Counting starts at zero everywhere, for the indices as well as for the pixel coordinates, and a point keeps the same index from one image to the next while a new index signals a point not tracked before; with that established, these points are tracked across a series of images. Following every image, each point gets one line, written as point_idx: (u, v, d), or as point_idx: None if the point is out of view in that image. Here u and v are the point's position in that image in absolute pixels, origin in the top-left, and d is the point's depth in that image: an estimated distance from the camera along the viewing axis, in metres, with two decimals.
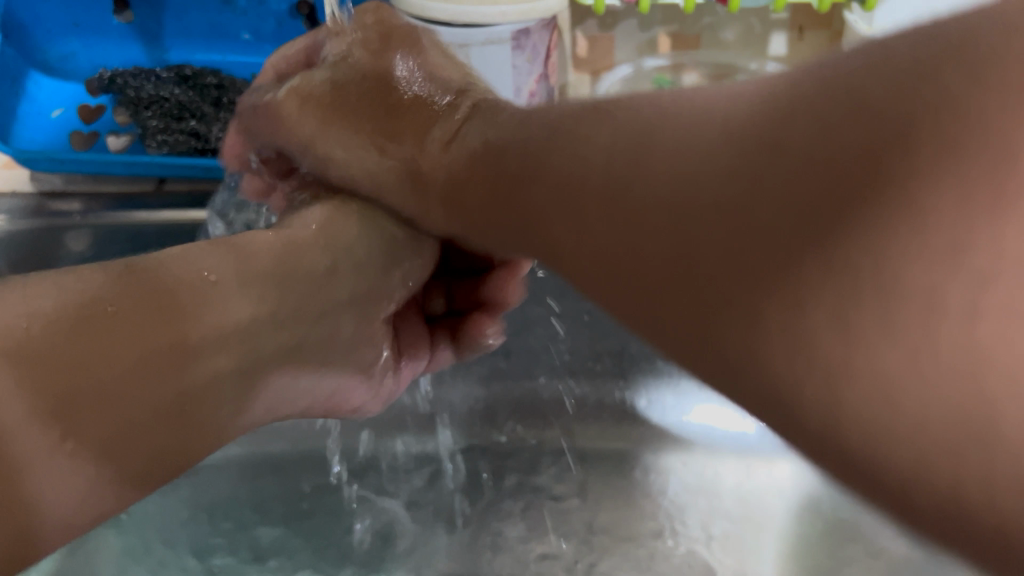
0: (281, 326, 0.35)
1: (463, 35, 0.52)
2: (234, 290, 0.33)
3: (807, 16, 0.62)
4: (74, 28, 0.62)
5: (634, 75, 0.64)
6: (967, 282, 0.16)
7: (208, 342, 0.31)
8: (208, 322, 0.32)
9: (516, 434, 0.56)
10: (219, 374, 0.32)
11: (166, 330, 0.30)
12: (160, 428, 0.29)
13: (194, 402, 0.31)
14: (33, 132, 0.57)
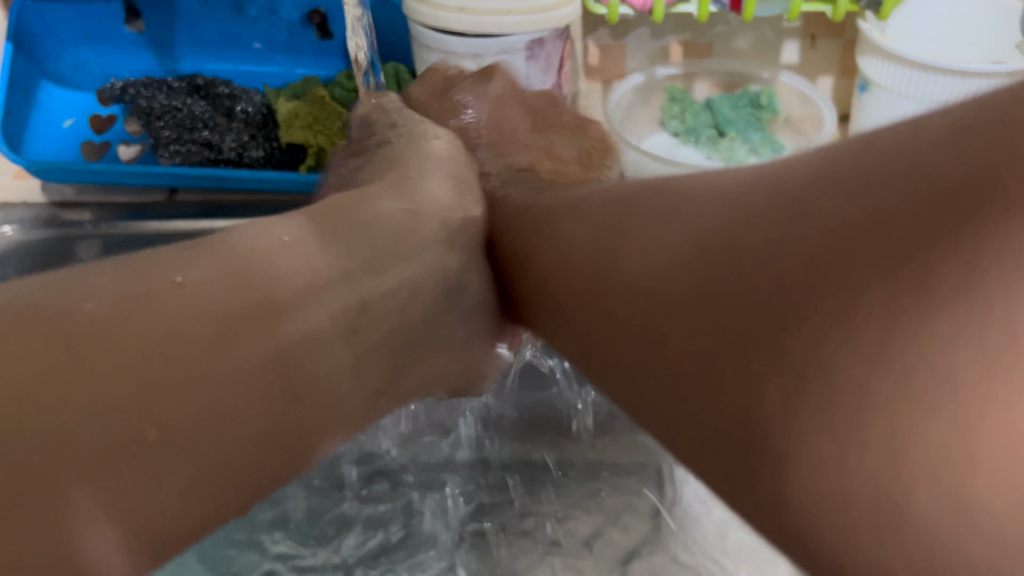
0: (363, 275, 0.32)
1: (479, 45, 0.52)
2: (290, 243, 0.31)
3: (820, 24, 0.62)
4: (86, 38, 0.61)
5: (645, 84, 0.64)
6: (967, 430, 0.18)
7: (294, 313, 0.29)
8: (281, 278, 0.29)
9: (506, 449, 0.52)
10: (313, 331, 0.29)
11: (245, 298, 0.28)
12: (233, 436, 0.26)
13: (288, 376, 0.28)
14: (44, 141, 0.58)
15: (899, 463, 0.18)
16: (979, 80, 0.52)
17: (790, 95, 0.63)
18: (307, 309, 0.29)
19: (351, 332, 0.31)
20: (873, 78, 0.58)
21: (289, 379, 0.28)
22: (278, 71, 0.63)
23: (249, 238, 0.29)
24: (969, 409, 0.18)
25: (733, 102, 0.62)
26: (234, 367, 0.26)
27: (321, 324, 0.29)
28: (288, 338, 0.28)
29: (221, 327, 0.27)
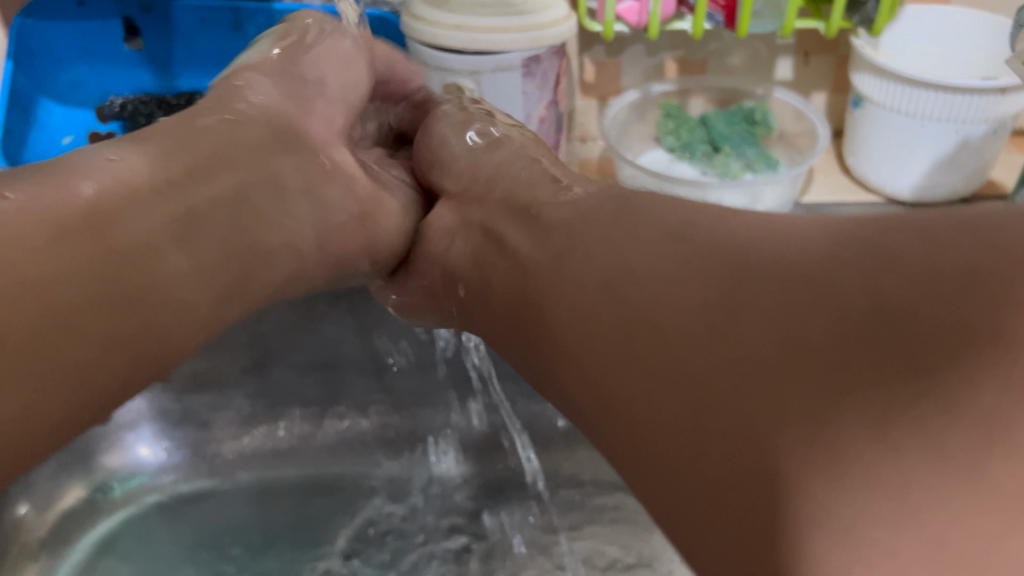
0: (207, 173, 0.32)
1: (475, 62, 0.53)
2: (133, 151, 0.31)
3: (813, 41, 0.62)
4: (84, 56, 0.61)
5: (641, 100, 0.64)
6: (901, 421, 0.18)
7: (123, 204, 0.29)
8: (111, 173, 0.29)
9: (462, 447, 0.59)
10: (150, 232, 0.29)
11: (70, 200, 0.27)
12: (103, 319, 0.26)
13: (123, 260, 0.28)
14: (41, 158, 0.59)
15: (848, 450, 0.18)
16: (970, 95, 0.53)
17: (786, 112, 0.63)
18: (135, 207, 0.29)
19: (184, 233, 0.30)
20: (867, 94, 0.58)
21: (117, 270, 0.27)
22: None
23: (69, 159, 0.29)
24: (965, 401, 0.17)
25: (727, 117, 0.62)
26: (81, 257, 0.26)
27: (159, 224, 0.29)
28: (134, 231, 0.28)
29: (67, 222, 0.27)
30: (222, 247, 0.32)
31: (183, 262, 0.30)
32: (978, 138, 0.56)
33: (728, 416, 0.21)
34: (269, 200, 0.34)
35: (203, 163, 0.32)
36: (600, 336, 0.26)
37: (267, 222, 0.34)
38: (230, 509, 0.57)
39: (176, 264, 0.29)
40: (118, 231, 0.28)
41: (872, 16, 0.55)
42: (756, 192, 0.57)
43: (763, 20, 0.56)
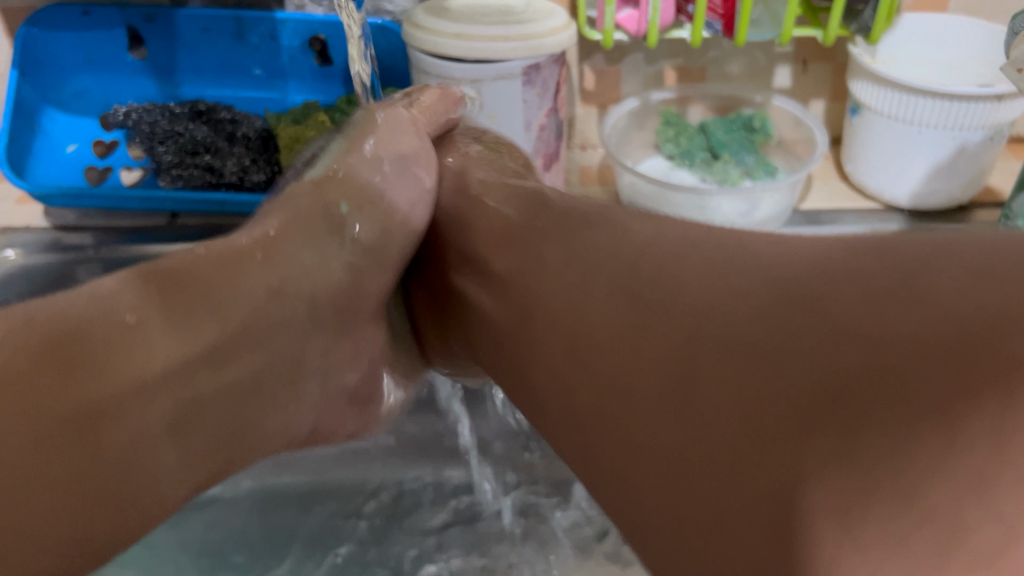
0: (216, 363, 0.32)
1: (476, 70, 0.53)
2: (160, 332, 0.30)
3: (811, 49, 0.63)
4: (87, 65, 0.62)
5: (640, 108, 0.65)
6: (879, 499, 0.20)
7: (126, 395, 0.29)
8: (130, 365, 0.29)
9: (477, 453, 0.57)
10: (146, 429, 0.29)
11: (74, 392, 0.27)
12: (86, 517, 0.27)
13: (112, 462, 0.28)
14: (47, 168, 0.59)
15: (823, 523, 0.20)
16: (968, 103, 0.53)
17: (783, 119, 0.64)
18: (140, 404, 0.29)
19: (180, 424, 0.31)
20: (865, 102, 0.59)
21: (101, 471, 0.27)
22: (280, 97, 0.64)
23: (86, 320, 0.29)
24: (931, 490, 0.19)
25: (726, 125, 0.63)
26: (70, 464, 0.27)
27: (158, 420, 0.29)
28: (131, 429, 0.29)
29: (60, 416, 0.27)
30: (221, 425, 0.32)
31: (174, 459, 0.30)
32: (975, 145, 0.56)
33: (727, 471, 0.23)
34: (281, 387, 0.35)
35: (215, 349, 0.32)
36: (611, 375, 0.28)
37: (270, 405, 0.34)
38: (234, 516, 0.57)
39: (166, 460, 0.30)
40: (115, 428, 0.28)
41: (869, 23, 0.56)
42: (756, 199, 0.57)
43: (761, 28, 0.57)
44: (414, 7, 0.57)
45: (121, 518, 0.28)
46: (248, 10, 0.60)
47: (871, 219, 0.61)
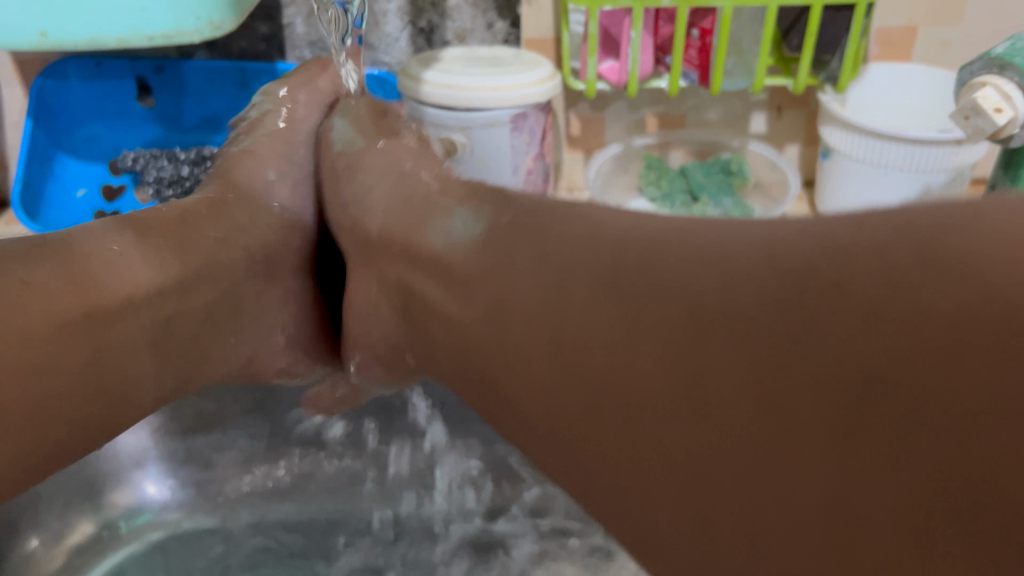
0: (186, 289, 0.38)
1: (465, 118, 0.57)
2: (137, 254, 0.37)
3: (785, 96, 0.66)
4: (99, 113, 0.65)
5: (623, 153, 0.68)
6: None
7: (119, 307, 0.35)
8: (124, 282, 0.36)
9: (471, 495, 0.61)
10: (134, 334, 0.36)
11: (80, 294, 0.34)
12: (83, 394, 0.33)
13: (105, 362, 0.34)
14: (59, 211, 0.63)
15: None
16: (930, 146, 0.56)
17: (760, 163, 0.67)
18: (128, 314, 0.35)
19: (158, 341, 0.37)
20: (834, 146, 0.62)
21: (98, 361, 0.34)
22: None
23: (84, 246, 0.35)
24: None
25: (705, 168, 0.66)
26: (75, 355, 0.33)
27: (142, 328, 0.36)
28: (120, 333, 0.35)
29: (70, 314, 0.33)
30: (189, 346, 0.39)
31: (150, 364, 0.37)
32: (939, 187, 0.59)
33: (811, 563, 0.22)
34: (225, 322, 0.41)
35: (188, 278, 0.38)
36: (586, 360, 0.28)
37: (218, 342, 0.41)
38: (235, 548, 0.59)
39: (144, 366, 0.36)
40: (112, 329, 0.35)
41: (837, 73, 0.59)
42: None
43: (735, 77, 0.61)
44: (409, 60, 0.60)
45: (110, 409, 0.35)
46: (251, 62, 0.64)
47: None
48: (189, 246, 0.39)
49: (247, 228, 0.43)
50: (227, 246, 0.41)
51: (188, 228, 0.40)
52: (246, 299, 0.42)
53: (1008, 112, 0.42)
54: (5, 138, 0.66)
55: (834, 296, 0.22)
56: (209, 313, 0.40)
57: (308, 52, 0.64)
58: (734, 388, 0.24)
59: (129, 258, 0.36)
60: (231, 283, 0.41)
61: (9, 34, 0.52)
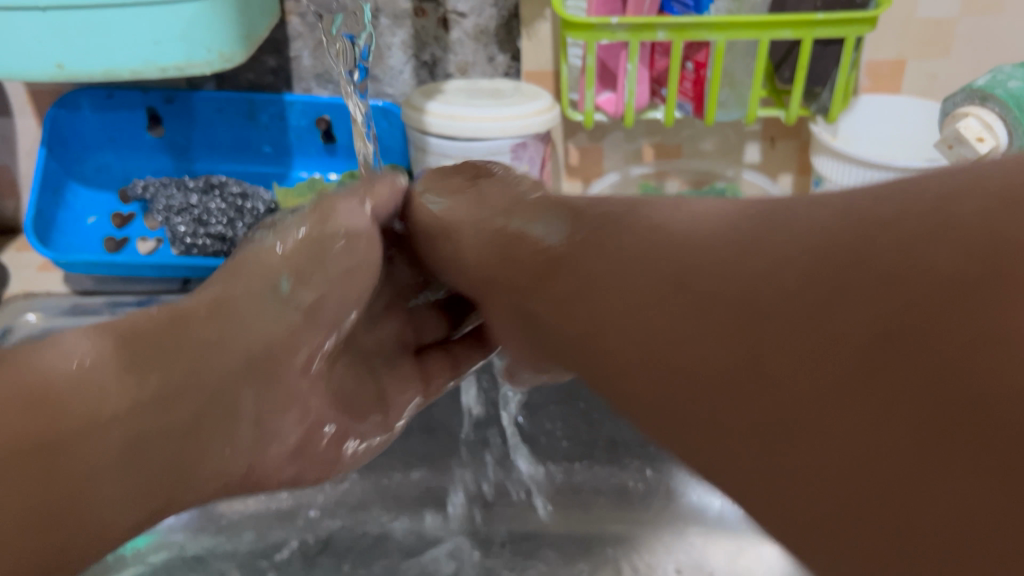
0: (167, 404, 0.34)
1: (467, 148, 0.58)
2: (110, 373, 0.33)
3: (778, 127, 0.68)
4: (110, 143, 0.67)
5: (621, 182, 0.70)
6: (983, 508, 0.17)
7: (84, 432, 0.31)
8: (91, 405, 0.32)
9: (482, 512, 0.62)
10: (102, 460, 0.31)
11: (42, 422, 0.29)
12: (33, 532, 0.28)
13: (67, 493, 0.30)
14: (70, 237, 0.64)
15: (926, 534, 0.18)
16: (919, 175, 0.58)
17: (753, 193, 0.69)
18: (96, 438, 0.31)
19: (128, 465, 0.32)
20: (826, 174, 0.64)
21: (54, 500, 0.29)
22: (287, 173, 0.69)
23: (47, 368, 0.31)
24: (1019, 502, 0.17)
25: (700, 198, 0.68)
26: (31, 491, 0.28)
27: (112, 453, 0.32)
28: (89, 460, 0.31)
29: (28, 448, 0.29)
30: (160, 465, 0.34)
31: (118, 493, 0.32)
32: None
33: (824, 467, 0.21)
34: (216, 434, 0.37)
35: (169, 394, 0.34)
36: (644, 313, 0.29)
37: (206, 459, 0.36)
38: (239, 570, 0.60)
39: (112, 494, 0.31)
40: (79, 459, 0.30)
41: (828, 105, 0.61)
42: None
43: (729, 109, 0.62)
44: (412, 91, 0.62)
45: (62, 552, 0.29)
46: (259, 93, 0.66)
47: None
48: (167, 355, 0.35)
49: (251, 320, 0.39)
50: (220, 350, 0.37)
51: (172, 335, 0.36)
52: (243, 405, 0.38)
53: (990, 140, 0.44)
54: (18, 166, 0.68)
55: (871, 225, 0.22)
56: (191, 423, 0.35)
57: (314, 84, 0.66)
58: (773, 319, 0.23)
59: (96, 379, 0.32)
60: (218, 391, 0.37)
61: (26, 66, 0.54)
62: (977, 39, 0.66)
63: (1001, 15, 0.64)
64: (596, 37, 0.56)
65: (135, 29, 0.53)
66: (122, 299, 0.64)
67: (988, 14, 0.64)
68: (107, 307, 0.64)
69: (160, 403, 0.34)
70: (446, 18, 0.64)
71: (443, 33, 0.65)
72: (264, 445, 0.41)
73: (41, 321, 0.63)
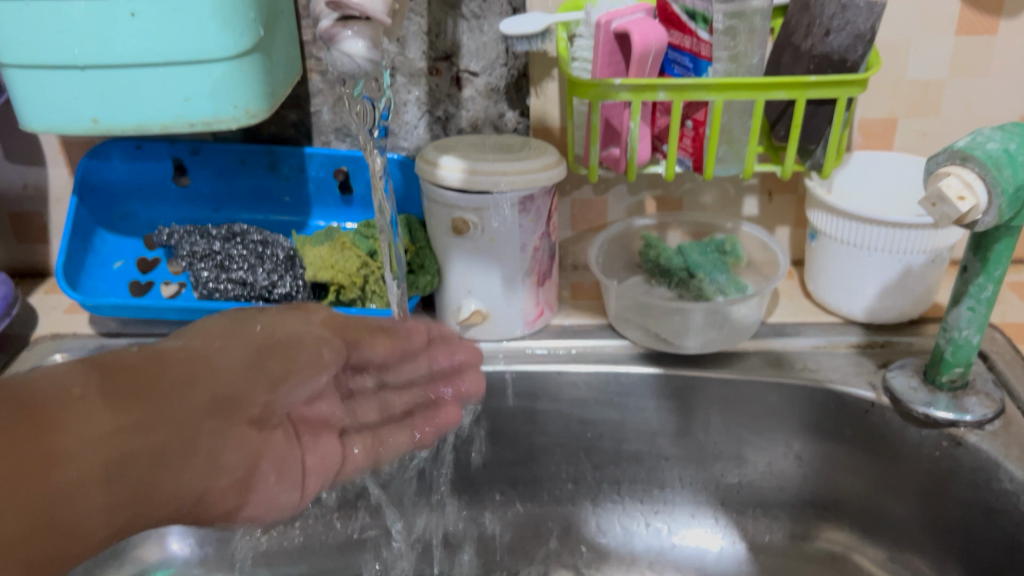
0: (141, 428, 0.44)
1: (478, 200, 0.61)
2: (100, 407, 0.43)
3: (775, 181, 0.72)
4: (137, 192, 0.70)
5: (625, 232, 0.73)
6: None
7: (70, 449, 0.41)
8: (76, 429, 0.42)
9: (477, 559, 0.69)
10: (84, 468, 0.41)
11: (33, 438, 0.40)
12: (17, 518, 0.38)
13: (55, 497, 0.39)
14: (98, 280, 0.67)
15: None
16: (908, 229, 0.61)
17: (753, 244, 0.71)
18: (80, 451, 0.41)
19: (108, 476, 0.42)
20: (821, 228, 0.66)
21: (45, 494, 0.39)
22: (306, 221, 0.72)
23: (48, 390, 0.42)
24: None
25: (701, 248, 0.70)
26: (21, 485, 0.38)
27: (93, 463, 0.41)
28: (69, 471, 0.40)
29: (22, 453, 0.39)
30: (134, 482, 0.43)
31: (97, 499, 0.41)
32: (919, 266, 0.63)
33: None
34: (183, 460, 0.45)
35: (141, 420, 0.44)
36: None
37: (184, 475, 0.44)
38: None
39: (92, 501, 0.41)
40: (61, 469, 0.40)
41: (821, 160, 0.64)
42: (726, 312, 0.63)
43: (727, 164, 0.65)
44: (426, 146, 0.65)
45: (49, 540, 0.39)
46: (281, 146, 0.69)
47: (831, 331, 0.68)
48: (139, 394, 0.45)
49: (226, 370, 0.49)
50: (193, 389, 0.47)
51: (153, 381, 0.46)
52: (206, 436, 0.46)
53: (970, 198, 0.46)
54: (49, 214, 0.72)
55: None
56: (157, 448, 0.44)
57: (332, 137, 0.70)
58: None
59: (86, 404, 0.43)
60: (188, 416, 0.46)
61: (64, 121, 0.58)
62: (965, 100, 0.69)
63: (987, 77, 0.68)
64: (601, 96, 0.59)
65: (168, 87, 0.56)
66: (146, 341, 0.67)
67: (974, 76, 0.68)
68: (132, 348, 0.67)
69: (136, 427, 0.44)
70: (459, 76, 0.67)
71: (456, 91, 0.68)
72: (218, 475, 0.46)
73: (68, 361, 0.66)
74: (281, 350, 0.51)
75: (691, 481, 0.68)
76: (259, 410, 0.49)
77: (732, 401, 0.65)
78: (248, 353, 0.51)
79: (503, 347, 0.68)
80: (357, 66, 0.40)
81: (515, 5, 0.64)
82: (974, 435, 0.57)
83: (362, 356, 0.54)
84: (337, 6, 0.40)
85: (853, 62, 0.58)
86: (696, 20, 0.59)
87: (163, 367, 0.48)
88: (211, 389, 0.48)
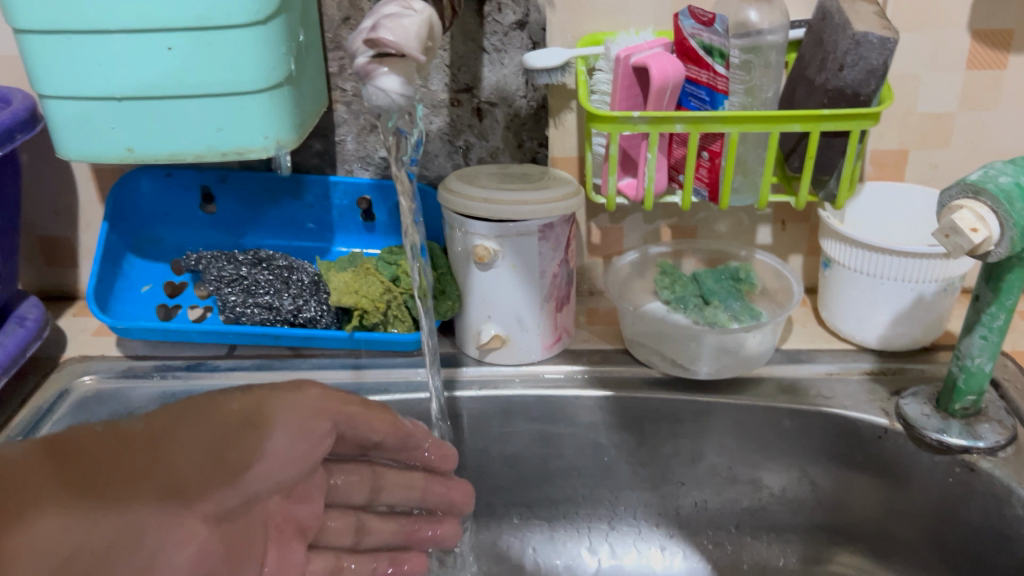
0: (93, 523, 0.42)
1: (499, 228, 0.62)
2: (52, 502, 0.41)
3: (788, 211, 0.73)
4: (165, 218, 0.72)
5: (641, 259, 0.74)
6: None
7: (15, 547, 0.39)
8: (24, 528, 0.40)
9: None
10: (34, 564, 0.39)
11: None
12: None
13: None
14: (127, 304, 0.69)
15: None
16: (920, 259, 0.62)
17: (767, 272, 0.72)
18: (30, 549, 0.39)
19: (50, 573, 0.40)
20: (834, 257, 0.67)
21: None
22: (329, 247, 0.74)
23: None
24: None
25: (715, 275, 0.71)
26: None
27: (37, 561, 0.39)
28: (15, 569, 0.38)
29: None
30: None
31: None
32: (931, 295, 0.65)
33: None
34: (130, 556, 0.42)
35: (94, 513, 0.42)
36: None
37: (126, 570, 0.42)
38: None
39: None
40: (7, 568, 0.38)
41: (835, 191, 0.65)
42: (741, 338, 0.64)
43: (742, 194, 0.67)
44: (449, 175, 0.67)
45: None
46: (306, 174, 0.71)
47: (844, 358, 0.69)
48: (98, 478, 0.44)
49: (195, 453, 0.47)
50: (152, 477, 0.45)
51: (111, 466, 0.44)
52: (157, 531, 0.44)
53: (983, 230, 0.47)
54: (79, 239, 0.74)
55: None
56: (110, 540, 0.42)
57: (356, 165, 0.71)
58: None
59: (38, 495, 0.41)
60: (145, 508, 0.44)
61: (100, 149, 0.59)
62: (975, 133, 0.70)
63: (997, 111, 0.69)
64: (620, 128, 0.61)
65: (202, 117, 0.58)
66: (172, 364, 0.69)
67: (984, 110, 0.69)
68: (159, 372, 0.68)
69: (81, 527, 0.41)
70: (480, 107, 0.69)
71: (476, 122, 0.70)
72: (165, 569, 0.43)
73: (98, 384, 0.67)
74: (256, 428, 0.49)
75: (706, 505, 0.69)
76: (223, 505, 0.46)
77: (747, 427, 0.66)
78: (216, 439, 0.48)
79: (521, 371, 0.69)
80: (390, 101, 0.42)
81: (535, 39, 0.66)
82: (987, 461, 0.58)
83: (357, 433, 0.52)
84: (374, 43, 0.41)
85: (866, 96, 0.59)
86: (712, 55, 0.60)
87: (123, 449, 0.46)
88: (183, 472, 0.46)
